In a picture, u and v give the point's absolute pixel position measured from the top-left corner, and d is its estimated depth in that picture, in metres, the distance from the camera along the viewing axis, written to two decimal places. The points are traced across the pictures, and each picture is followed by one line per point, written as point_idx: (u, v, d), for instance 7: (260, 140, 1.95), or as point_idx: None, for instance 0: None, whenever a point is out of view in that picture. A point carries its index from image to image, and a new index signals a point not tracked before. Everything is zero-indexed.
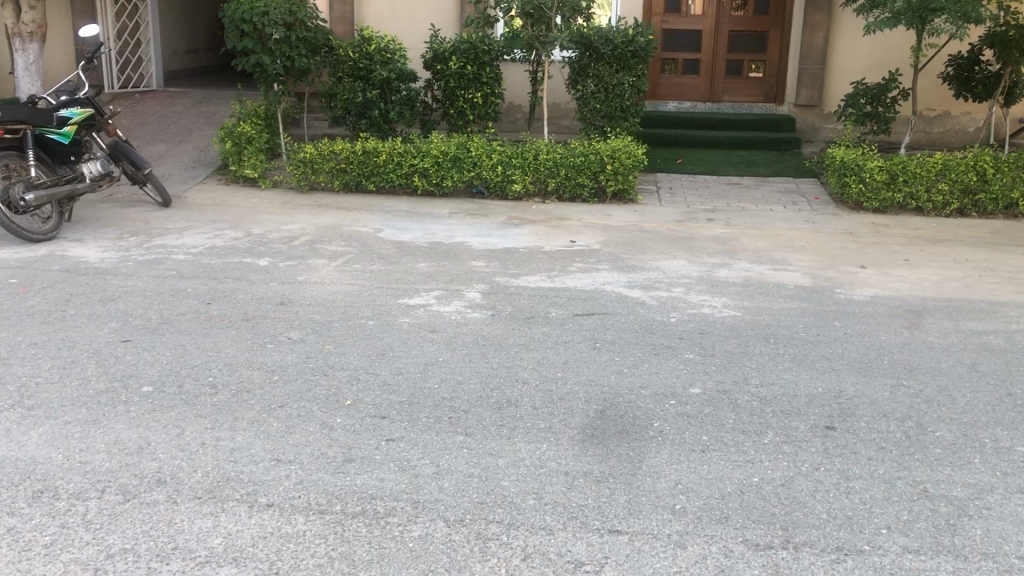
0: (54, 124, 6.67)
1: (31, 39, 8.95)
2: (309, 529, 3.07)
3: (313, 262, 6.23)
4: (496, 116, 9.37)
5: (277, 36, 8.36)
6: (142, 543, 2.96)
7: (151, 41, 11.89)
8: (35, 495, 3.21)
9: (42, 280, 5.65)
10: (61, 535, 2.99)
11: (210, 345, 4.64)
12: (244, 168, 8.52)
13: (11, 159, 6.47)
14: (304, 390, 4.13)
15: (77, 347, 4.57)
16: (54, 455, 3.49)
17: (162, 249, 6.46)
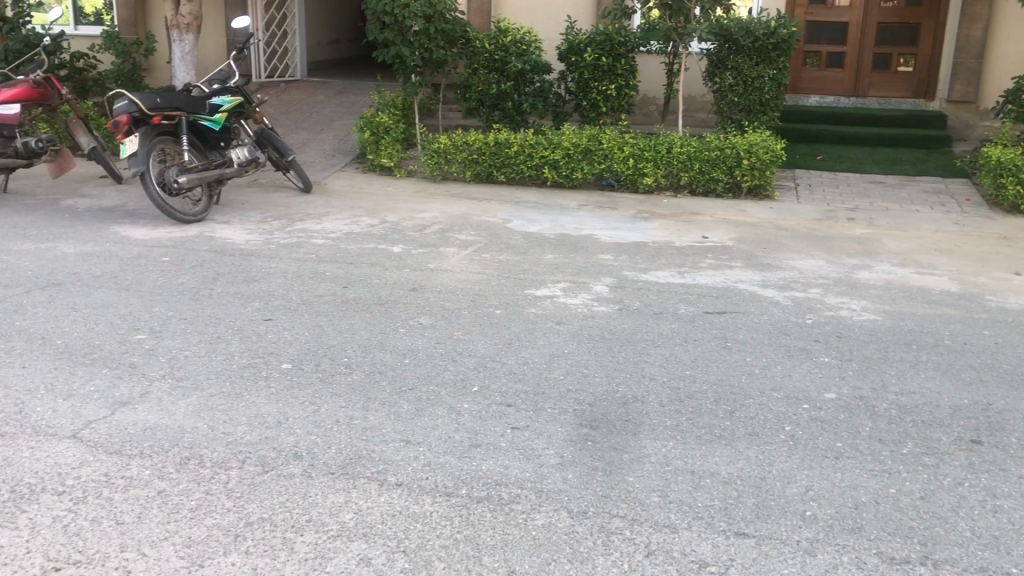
0: (206, 111, 7.02)
1: (188, 30, 9.44)
2: (435, 510, 3.13)
3: (443, 250, 6.34)
4: (630, 108, 9.28)
5: (416, 28, 8.54)
6: (278, 514, 3.09)
7: (296, 32, 12.36)
8: (182, 461, 3.40)
9: (192, 259, 5.96)
10: (205, 501, 3.15)
11: (345, 327, 4.80)
12: (381, 157, 8.75)
13: (167, 144, 6.85)
14: (433, 374, 4.22)
15: (222, 324, 4.81)
16: (199, 424, 3.69)
17: (303, 233, 6.72)
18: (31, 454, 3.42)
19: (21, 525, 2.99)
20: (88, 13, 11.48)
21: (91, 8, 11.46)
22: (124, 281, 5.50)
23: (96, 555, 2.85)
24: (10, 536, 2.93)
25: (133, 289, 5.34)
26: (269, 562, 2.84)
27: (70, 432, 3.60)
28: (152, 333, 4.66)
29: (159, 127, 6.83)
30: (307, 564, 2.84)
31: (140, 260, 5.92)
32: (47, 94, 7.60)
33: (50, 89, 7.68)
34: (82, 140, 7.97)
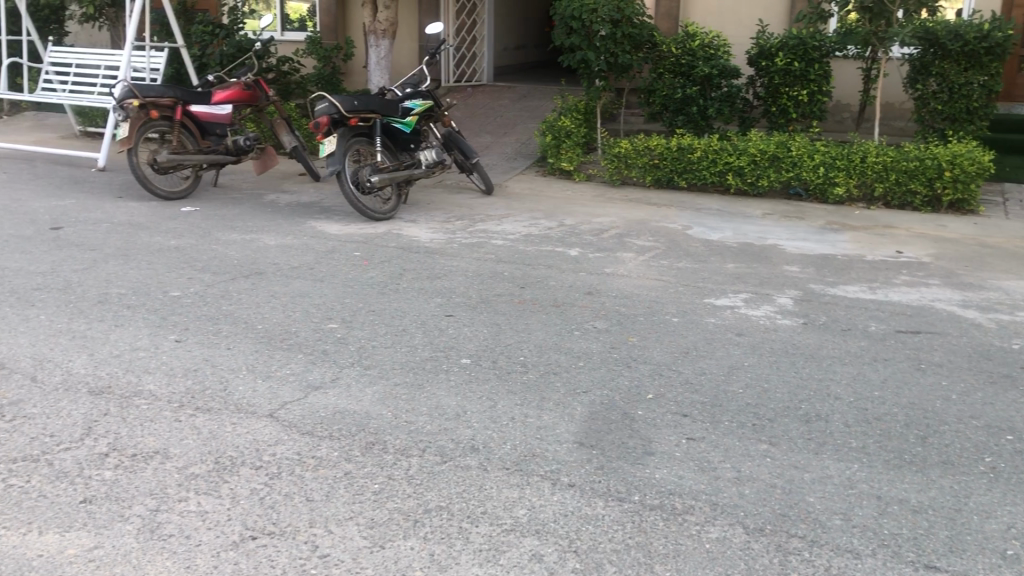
0: (399, 113, 7.33)
1: (383, 36, 9.88)
2: (607, 514, 3.13)
3: (622, 254, 6.33)
4: (822, 114, 8.92)
5: (603, 32, 8.57)
6: (455, 503, 3.18)
7: (485, 38, 12.69)
8: (368, 446, 3.57)
9: (381, 255, 6.24)
10: (387, 485, 3.29)
11: (522, 327, 4.88)
12: (561, 161, 8.83)
13: (361, 145, 7.20)
14: (608, 379, 4.22)
15: (407, 317, 5.00)
16: (384, 412, 3.86)
17: (484, 234, 6.89)
18: (234, 428, 3.69)
19: (224, 494, 3.22)
20: (294, 20, 12.20)
21: (297, 14, 12.16)
22: (318, 273, 5.82)
23: (288, 527, 3.04)
24: (213, 503, 3.17)
25: (327, 281, 5.65)
26: (446, 549, 2.94)
27: (268, 411, 3.85)
28: (342, 323, 4.91)
29: (355, 128, 7.18)
30: (481, 554, 2.91)
31: (332, 254, 6.25)
32: (256, 95, 8.17)
33: (259, 91, 8.25)
34: (285, 139, 8.50)
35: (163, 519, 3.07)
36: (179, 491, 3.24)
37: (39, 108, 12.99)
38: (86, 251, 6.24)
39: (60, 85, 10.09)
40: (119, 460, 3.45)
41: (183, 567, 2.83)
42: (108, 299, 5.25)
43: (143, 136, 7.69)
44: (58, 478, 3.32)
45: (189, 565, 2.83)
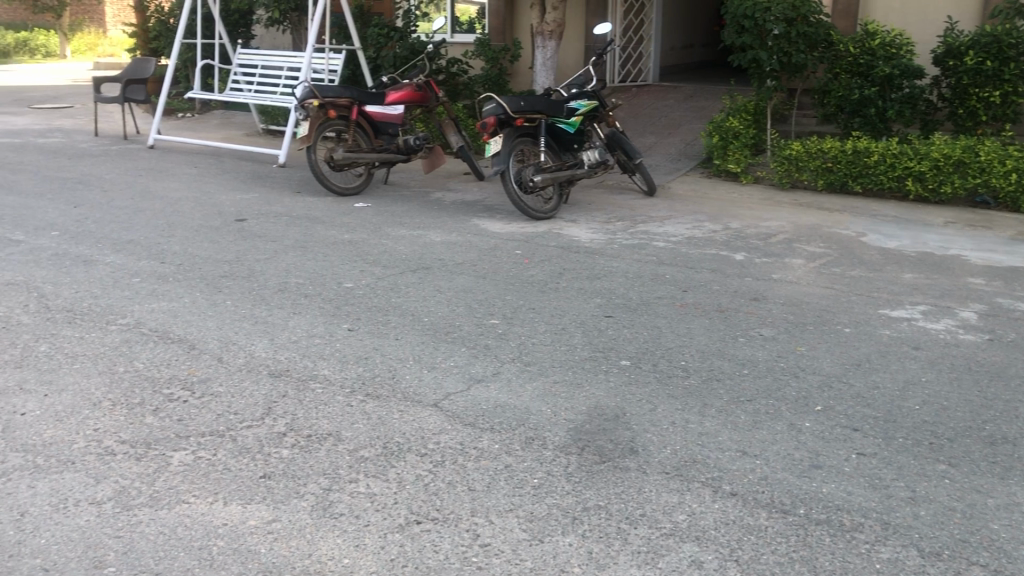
0: (564, 114, 7.38)
1: (550, 36, 9.97)
2: (771, 525, 3.05)
3: (790, 260, 6.13)
4: (1016, 117, 8.33)
5: (777, 31, 8.32)
6: (614, 504, 3.18)
7: (652, 37, 12.59)
8: (528, 440, 3.62)
9: (542, 254, 6.30)
10: (546, 481, 3.33)
11: (684, 331, 4.81)
12: (728, 163, 8.64)
13: (526, 145, 7.30)
14: (774, 388, 4.10)
15: (567, 317, 5.03)
16: (544, 409, 3.90)
17: (646, 235, 6.83)
18: (401, 416, 3.83)
19: (391, 478, 3.35)
20: (463, 22, 12.48)
21: (466, 17, 12.44)
22: (482, 269, 5.95)
23: (450, 515, 3.12)
24: (381, 486, 3.30)
25: (490, 277, 5.76)
26: (604, 548, 2.94)
27: (433, 401, 3.97)
28: (504, 319, 5.00)
29: (521, 128, 7.28)
30: (640, 556, 2.90)
31: (495, 252, 6.37)
32: (426, 96, 8.43)
33: (429, 91, 8.50)
34: (452, 138, 8.72)
35: (335, 499, 3.23)
36: (350, 472, 3.40)
37: (227, 107, 13.89)
38: (267, 242, 6.62)
39: (246, 86, 10.74)
40: (295, 440, 3.64)
41: (353, 545, 2.96)
42: (287, 288, 5.55)
43: (321, 134, 8.07)
44: (240, 453, 3.55)
45: (358, 544, 2.96)
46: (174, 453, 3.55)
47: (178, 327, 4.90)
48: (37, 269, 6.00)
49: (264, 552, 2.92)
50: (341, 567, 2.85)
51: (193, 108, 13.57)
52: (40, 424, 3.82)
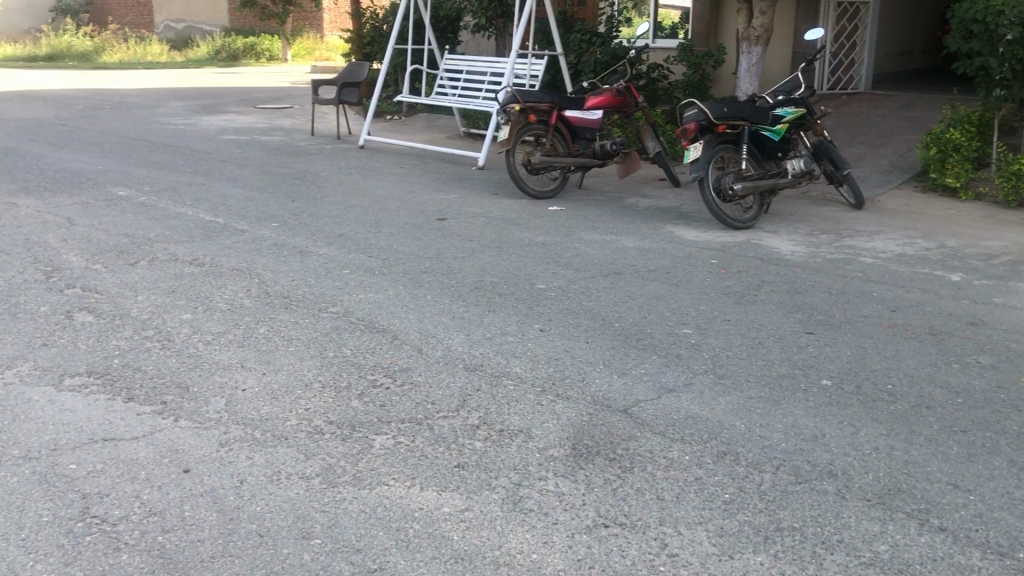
0: (768, 121, 7.17)
1: (756, 42, 9.71)
2: (984, 567, 2.84)
3: (1013, 284, 5.67)
4: None
5: (1010, 36, 7.71)
6: (810, 527, 3.06)
7: (867, 43, 12.03)
8: (719, 454, 3.55)
9: (739, 265, 6.16)
10: (738, 497, 3.25)
11: (892, 353, 4.56)
12: (946, 177, 8.10)
13: (727, 152, 7.15)
14: (992, 421, 3.81)
15: (764, 331, 4.89)
16: (737, 424, 3.80)
17: (852, 250, 6.53)
18: (591, 419, 3.85)
19: (580, 480, 3.38)
20: (666, 27, 12.34)
21: (670, 22, 12.31)
22: (676, 277, 5.88)
23: (638, 522, 3.11)
24: (569, 487, 3.34)
25: (684, 286, 5.69)
26: (798, 571, 2.84)
27: (623, 407, 3.97)
28: (698, 329, 4.92)
29: (722, 135, 7.14)
30: None
31: (690, 260, 6.28)
32: (625, 101, 8.42)
33: (629, 96, 8.49)
34: (650, 144, 8.67)
35: (525, 494, 3.29)
36: (540, 470, 3.46)
37: (432, 110, 14.45)
38: (465, 241, 6.84)
39: (451, 89, 11.14)
40: (488, 433, 3.75)
41: (541, 541, 3.01)
42: (483, 286, 5.72)
43: (520, 138, 8.23)
44: (436, 441, 3.69)
45: (546, 541, 3.01)
46: (375, 437, 3.74)
47: (382, 318, 5.15)
48: (258, 257, 6.49)
49: (457, 539, 3.03)
50: (528, 561, 2.91)
51: (401, 110, 14.22)
52: (258, 400, 4.13)
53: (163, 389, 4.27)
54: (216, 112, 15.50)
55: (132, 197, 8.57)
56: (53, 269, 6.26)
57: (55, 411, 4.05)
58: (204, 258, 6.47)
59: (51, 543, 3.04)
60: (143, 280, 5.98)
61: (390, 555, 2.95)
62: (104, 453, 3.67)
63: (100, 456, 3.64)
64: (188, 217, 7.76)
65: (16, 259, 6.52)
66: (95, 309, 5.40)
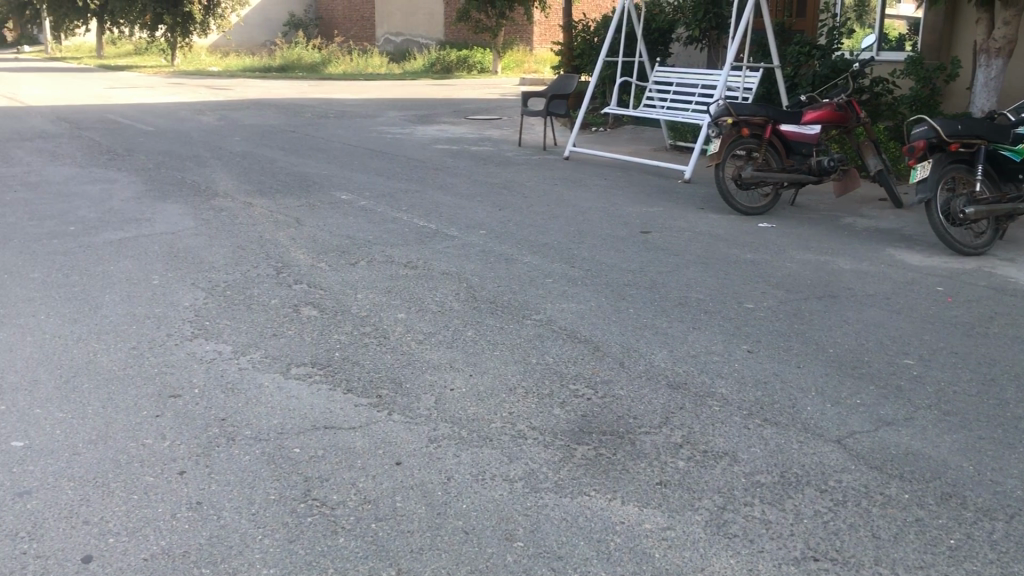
0: (1009, 140, 6.60)
1: (996, 55, 9.01)
2: None
3: None
4: None
5: None
6: None
7: None
8: (944, 496, 3.31)
9: (968, 293, 5.73)
10: (966, 544, 3.02)
11: None
12: None
13: (959, 172, 6.67)
14: None
15: (996, 366, 4.52)
16: (965, 465, 3.54)
17: None
18: (801, 447, 3.70)
19: (788, 509, 3.26)
20: (891, 39, 11.64)
21: (896, 33, 11.60)
22: (896, 303, 5.55)
23: (851, 559, 2.96)
24: (777, 515, 3.22)
25: (906, 313, 5.36)
26: None
27: (835, 436, 3.79)
28: (921, 360, 4.62)
29: (955, 154, 6.67)
30: None
31: (912, 286, 5.91)
32: (846, 116, 8.08)
33: (850, 111, 8.14)
34: (872, 162, 8.25)
35: (729, 518, 3.21)
36: (745, 495, 3.36)
37: (638, 123, 14.43)
38: (671, 256, 6.77)
39: (660, 103, 11.08)
40: (691, 453, 3.68)
41: (745, 568, 2.92)
42: (689, 302, 5.63)
43: (732, 152, 8.09)
44: (638, 456, 3.67)
45: (751, 569, 2.92)
46: (577, 446, 3.77)
47: (585, 328, 5.19)
48: (467, 263, 6.71)
49: (658, 557, 2.99)
50: None
51: (607, 122, 14.30)
52: (465, 400, 4.27)
53: (378, 383, 4.50)
54: (430, 122, 16.18)
55: (353, 201, 9.10)
56: (283, 265, 6.75)
57: (282, 397, 4.36)
58: (417, 262, 6.77)
59: (277, 520, 3.28)
60: (362, 280, 6.33)
61: (591, 565, 2.96)
62: (325, 439, 3.91)
63: (321, 442, 3.88)
64: (403, 221, 8.14)
65: (251, 255, 7.08)
66: (319, 305, 5.77)
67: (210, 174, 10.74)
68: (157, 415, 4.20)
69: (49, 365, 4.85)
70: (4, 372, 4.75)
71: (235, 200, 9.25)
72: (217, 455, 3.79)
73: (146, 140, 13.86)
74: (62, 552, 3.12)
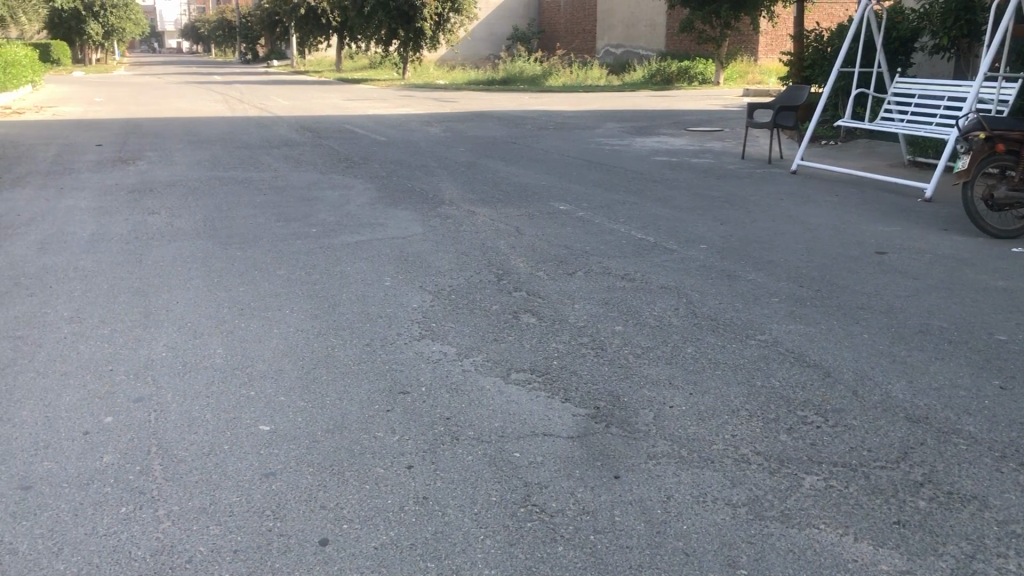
0: None
1: None
2: None
3: None
4: None
5: None
6: None
7: None
8: None
9: None
10: None
11: None
12: None
13: None
14: None
15: None
16: None
17: None
18: None
19: None
20: None
21: None
22: None
23: None
24: None
25: None
26: None
27: None
28: None
29: None
30: None
31: None
32: None
33: None
34: None
35: (978, 568, 2.94)
36: (997, 545, 3.06)
37: (872, 136, 13.66)
38: (909, 279, 6.33)
39: (899, 116, 10.43)
40: (934, 493, 3.41)
41: None
42: (930, 330, 5.24)
43: (982, 171, 7.47)
44: (873, 492, 3.45)
45: None
46: (805, 475, 3.59)
47: (814, 352, 4.95)
48: (688, 278, 6.59)
49: None
50: None
51: (838, 136, 13.64)
52: (686, 419, 4.18)
53: (596, 394, 4.50)
54: (649, 134, 16.10)
55: (572, 212, 9.20)
56: (504, 272, 6.93)
57: (503, 401, 4.46)
58: (636, 274, 6.73)
59: (497, 522, 3.34)
60: (581, 290, 6.37)
61: None
62: (544, 446, 3.95)
63: (540, 449, 3.93)
64: (621, 233, 8.12)
65: (474, 261, 7.31)
66: (539, 313, 5.86)
67: (438, 183, 11.22)
68: (388, 410, 4.41)
69: (292, 355, 5.23)
70: (254, 360, 5.16)
71: (460, 208, 9.60)
72: (443, 453, 3.92)
73: (380, 149, 14.70)
74: (303, 533, 3.34)
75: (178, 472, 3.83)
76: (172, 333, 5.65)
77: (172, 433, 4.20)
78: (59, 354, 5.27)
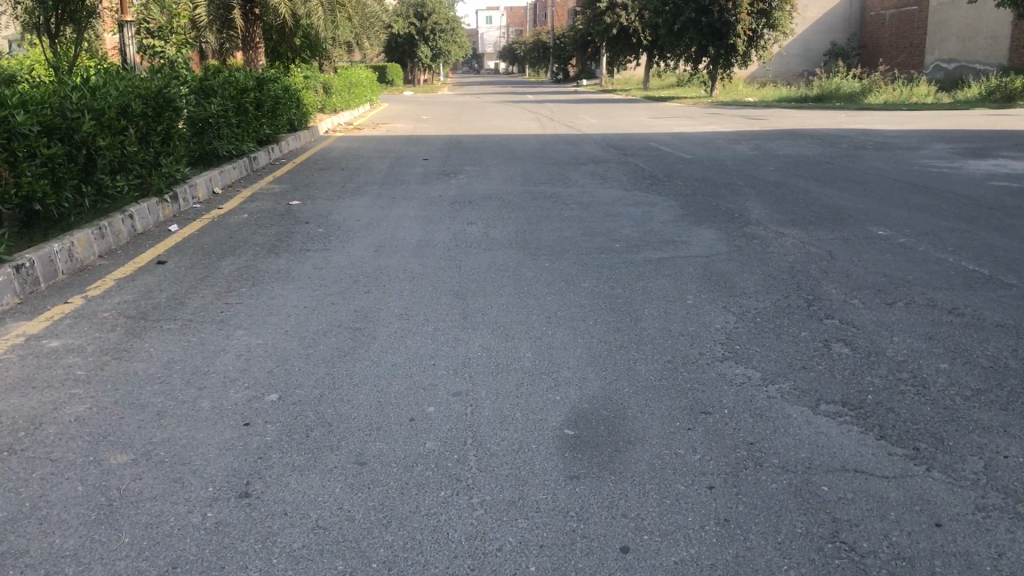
0: None
1: None
2: None
3: None
4: None
5: None
6: None
7: None
8: None
9: None
10: None
11: None
12: None
13: None
14: None
15: None
16: None
17: None
18: None
19: None
20: None
21: None
22: None
23: None
24: None
25: None
26: None
27: None
28: None
29: None
30: None
31: None
32: None
33: None
34: None
35: None
36: None
37: None
38: None
39: None
40: None
41: None
42: None
43: None
44: None
45: None
46: None
47: None
48: None
49: None
50: None
51: None
52: (1022, 472, 3.78)
53: (916, 434, 4.20)
54: (985, 156, 14.63)
55: (892, 238, 8.62)
56: (814, 297, 6.66)
57: (811, 431, 4.29)
58: (966, 309, 6.17)
59: (803, 554, 3.24)
60: (901, 321, 5.96)
61: None
62: (855, 483, 3.75)
63: (851, 486, 3.74)
64: (949, 264, 7.48)
65: (782, 284, 7.09)
66: (852, 344, 5.56)
67: (744, 202, 11.01)
68: (689, 427, 4.41)
69: (596, 365, 5.39)
70: (561, 367, 5.38)
71: (767, 229, 9.35)
72: (746, 478, 3.86)
73: (685, 167, 14.69)
74: (605, 537, 3.43)
75: (491, 464, 4.09)
76: (488, 335, 6.04)
77: (486, 427, 4.50)
78: (391, 346, 5.83)
